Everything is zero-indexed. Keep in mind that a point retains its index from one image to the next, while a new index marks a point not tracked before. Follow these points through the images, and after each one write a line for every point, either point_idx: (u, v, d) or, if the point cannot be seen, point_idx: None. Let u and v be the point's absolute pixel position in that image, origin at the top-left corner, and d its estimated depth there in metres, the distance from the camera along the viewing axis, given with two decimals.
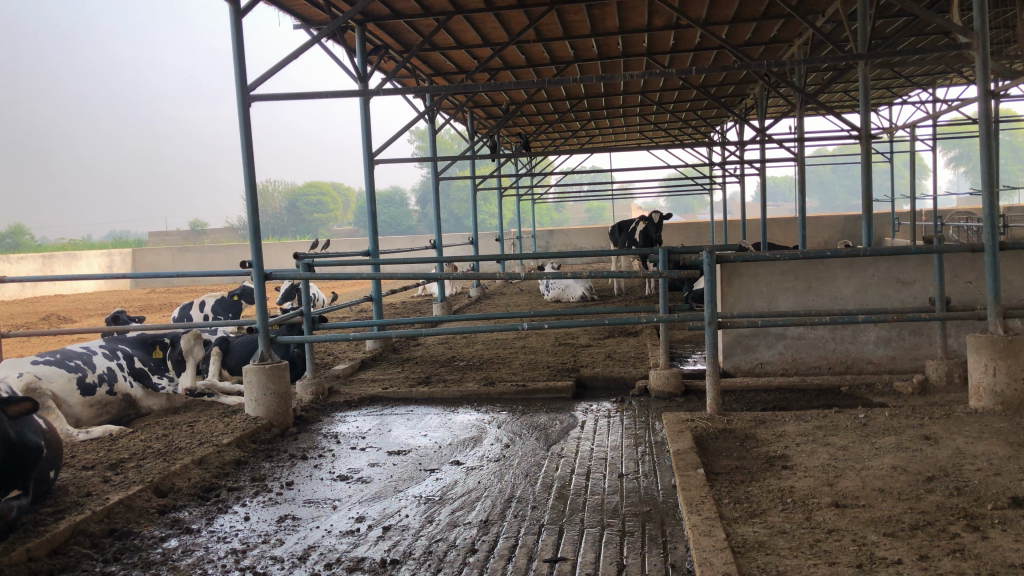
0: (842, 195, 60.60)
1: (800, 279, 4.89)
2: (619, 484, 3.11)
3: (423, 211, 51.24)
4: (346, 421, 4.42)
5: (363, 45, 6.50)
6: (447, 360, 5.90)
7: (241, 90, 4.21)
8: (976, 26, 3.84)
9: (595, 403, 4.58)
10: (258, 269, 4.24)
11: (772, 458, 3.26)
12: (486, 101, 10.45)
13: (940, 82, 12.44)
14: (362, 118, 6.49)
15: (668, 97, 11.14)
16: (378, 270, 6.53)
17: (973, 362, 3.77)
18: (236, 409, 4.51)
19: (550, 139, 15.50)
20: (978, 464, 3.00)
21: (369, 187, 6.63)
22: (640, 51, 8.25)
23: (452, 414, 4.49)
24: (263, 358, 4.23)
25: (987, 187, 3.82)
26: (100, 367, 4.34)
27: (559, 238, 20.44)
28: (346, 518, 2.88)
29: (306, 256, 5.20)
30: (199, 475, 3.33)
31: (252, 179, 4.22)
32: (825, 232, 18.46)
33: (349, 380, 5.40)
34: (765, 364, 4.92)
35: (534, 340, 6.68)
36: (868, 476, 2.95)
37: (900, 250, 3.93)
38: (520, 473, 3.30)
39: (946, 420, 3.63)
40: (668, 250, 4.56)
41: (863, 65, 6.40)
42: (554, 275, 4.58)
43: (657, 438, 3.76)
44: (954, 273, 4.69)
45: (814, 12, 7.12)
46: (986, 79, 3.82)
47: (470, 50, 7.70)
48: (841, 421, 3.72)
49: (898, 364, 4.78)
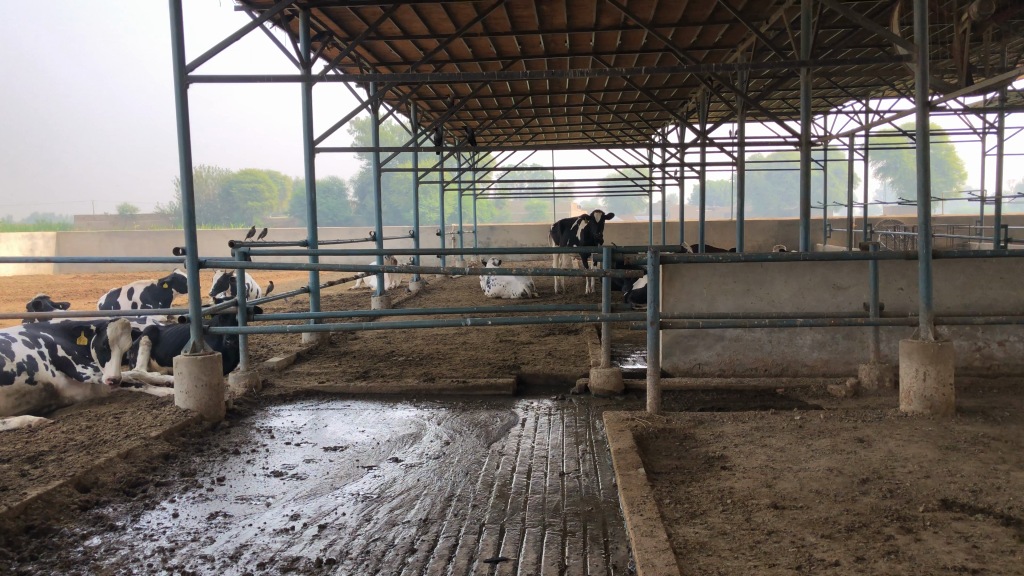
0: (776, 201, 62.05)
1: (739, 281, 4.96)
2: (560, 483, 3.09)
3: (361, 203, 50.63)
4: (280, 415, 4.30)
5: (307, 30, 6.35)
6: (386, 355, 5.80)
7: (179, 71, 4.05)
8: (916, 39, 3.92)
9: (536, 401, 4.56)
10: (192, 256, 4.09)
11: (712, 458, 3.27)
12: (431, 93, 10.34)
13: (874, 93, 12.80)
14: (304, 105, 6.34)
15: (612, 97, 11.21)
16: (316, 261, 6.39)
17: (904, 367, 3.86)
18: (165, 400, 4.35)
19: (493, 134, 15.45)
20: (910, 467, 3.07)
21: (310, 176, 6.49)
22: (587, 50, 8.27)
23: (390, 410, 4.41)
24: (195, 349, 4.08)
25: (922, 196, 3.91)
26: (19, 354, 4.16)
27: (500, 234, 20.43)
28: (280, 516, 2.79)
29: (242, 245, 5.04)
30: (125, 469, 3.19)
31: (188, 163, 4.07)
32: (760, 236, 18.85)
33: (284, 373, 5.26)
34: (703, 364, 4.98)
35: (474, 336, 6.64)
36: (805, 478, 2.99)
37: (838, 255, 4.00)
38: (460, 472, 3.25)
39: (879, 423, 3.71)
40: (612, 249, 4.56)
41: (804, 73, 6.52)
42: (497, 271, 4.49)
43: (598, 437, 3.75)
44: (886, 280, 4.80)
45: (758, 19, 7.23)
46: (924, 91, 3.91)
47: (416, 41, 7.60)
48: (777, 423, 3.77)
49: (832, 368, 4.88)
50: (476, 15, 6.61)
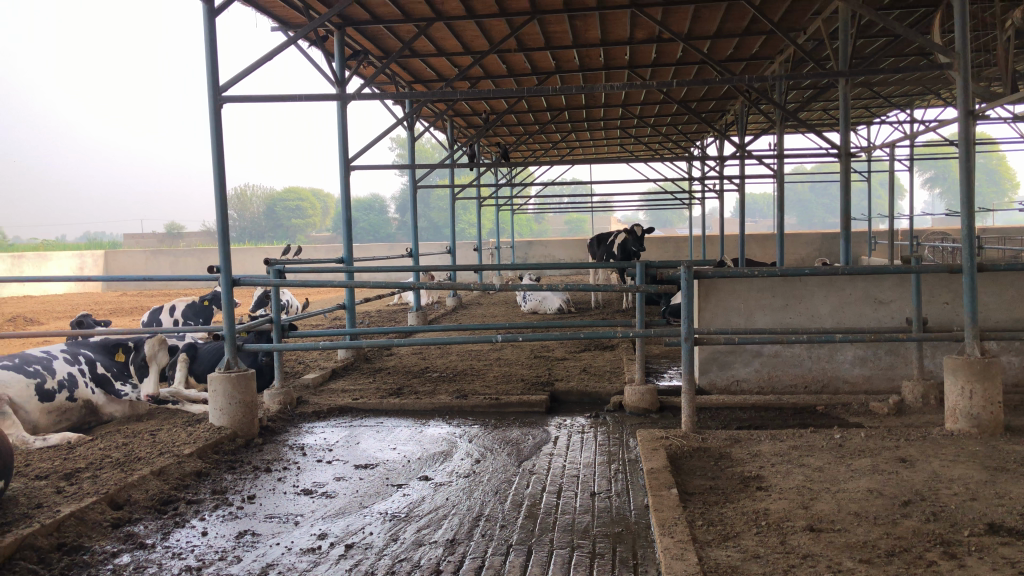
0: (820, 213, 61.15)
1: (777, 296, 4.86)
2: (591, 503, 3.03)
3: (402, 219, 51.10)
4: (314, 432, 4.31)
5: (341, 49, 6.42)
6: (420, 372, 5.80)
7: (214, 91, 4.11)
8: (957, 47, 3.82)
9: (569, 418, 4.50)
10: (227, 274, 4.12)
11: (747, 479, 3.19)
12: (467, 110, 10.39)
13: (919, 103, 12.54)
14: (339, 123, 6.40)
15: (649, 111, 11.14)
16: (351, 278, 6.42)
17: (949, 384, 3.74)
18: (200, 418, 4.38)
19: (530, 150, 15.48)
20: (955, 489, 2.96)
21: (345, 193, 6.53)
22: (622, 65, 8.24)
23: (423, 426, 4.40)
24: (229, 366, 4.11)
25: (966, 207, 3.79)
26: (61, 372, 4.20)
27: (538, 249, 20.42)
28: (308, 535, 2.78)
29: (277, 263, 5.07)
30: (158, 487, 3.21)
31: (222, 183, 4.12)
32: (802, 249, 18.56)
33: (319, 389, 5.28)
34: (740, 381, 4.88)
35: (509, 352, 6.62)
36: (843, 500, 2.89)
37: (878, 270, 3.90)
38: (489, 491, 3.22)
39: (922, 443, 3.59)
40: (645, 264, 4.50)
41: (843, 83, 6.41)
42: (529, 286, 4.43)
43: (630, 456, 3.69)
44: (930, 294, 4.67)
45: (795, 30, 7.13)
46: (966, 99, 3.80)
47: (451, 58, 7.64)
48: (816, 441, 3.67)
49: (874, 384, 4.75)
50: (509, 31, 6.61)
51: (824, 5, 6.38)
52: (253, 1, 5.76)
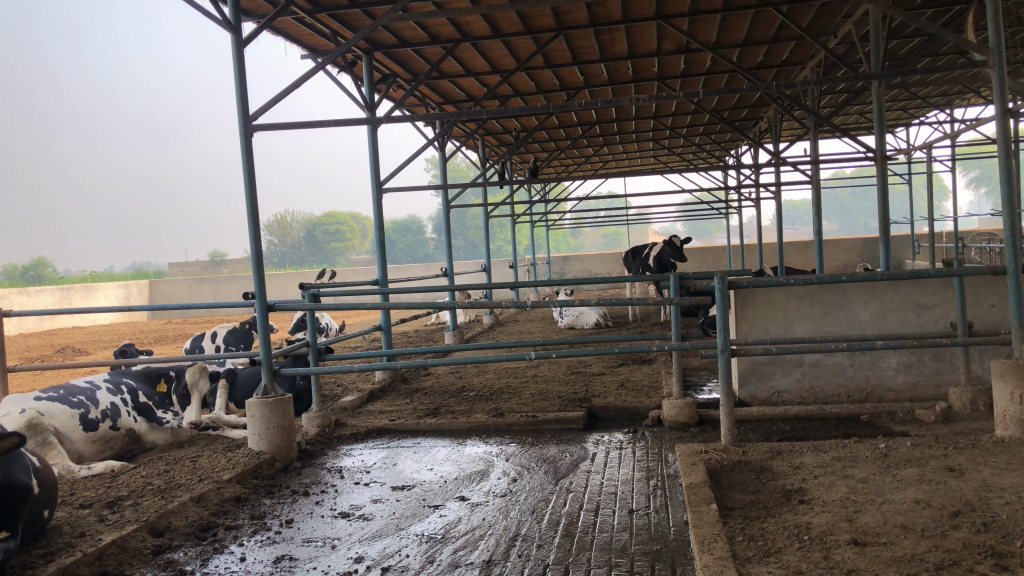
0: (862, 218, 60.19)
1: (816, 304, 4.77)
2: (628, 521, 2.99)
3: (439, 239, 51.43)
4: (352, 455, 4.33)
5: (370, 73, 6.49)
6: (457, 391, 5.79)
7: (244, 121, 4.18)
8: (991, 44, 3.73)
9: (607, 434, 4.46)
10: (262, 300, 4.16)
11: (789, 492, 3.13)
12: (497, 128, 10.44)
13: (958, 102, 12.30)
14: (370, 147, 6.46)
15: (681, 122, 11.08)
16: (386, 299, 6.45)
17: (997, 389, 3.63)
18: (240, 443, 4.43)
19: (563, 166, 15.49)
20: (1006, 498, 2.86)
21: (378, 215, 6.58)
22: (652, 77, 8.21)
23: (460, 446, 4.39)
24: (266, 392, 4.14)
25: (1007, 207, 3.69)
26: (103, 402, 4.28)
27: (574, 264, 20.36)
28: (345, 558, 2.78)
29: (312, 287, 5.11)
30: (198, 513, 3.24)
31: (255, 210, 4.18)
32: (844, 255, 18.25)
33: (357, 412, 5.30)
34: (781, 392, 4.79)
35: (546, 369, 6.59)
36: (889, 512, 2.81)
37: (918, 274, 3.80)
38: (526, 510, 3.19)
39: (972, 450, 3.49)
40: (679, 276, 4.44)
41: (876, 86, 6.30)
42: (563, 302, 4.37)
43: (669, 471, 3.63)
44: (975, 297, 4.55)
45: (825, 34, 7.04)
46: (1003, 97, 3.71)
47: (479, 77, 7.69)
48: (861, 451, 3.59)
49: (920, 391, 4.63)
50: (535, 48, 6.63)
51: (854, 7, 6.29)
52: (282, 30, 5.86)
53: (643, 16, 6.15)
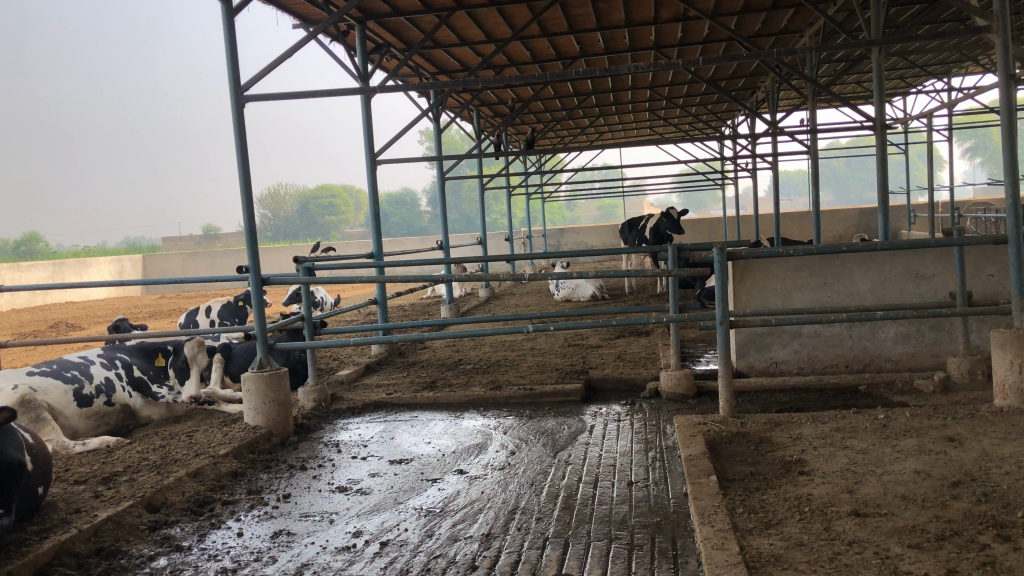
0: (857, 188, 60.12)
1: (815, 275, 4.74)
2: (628, 493, 2.97)
3: (434, 212, 51.24)
4: (348, 429, 4.30)
5: (363, 43, 6.39)
6: (454, 364, 5.77)
7: (235, 91, 4.10)
8: (995, 9, 3.66)
9: (604, 406, 4.44)
10: (256, 274, 4.11)
11: (788, 463, 3.11)
12: (492, 99, 10.33)
13: (955, 71, 12.22)
14: (363, 118, 6.38)
15: (677, 92, 10.98)
16: (381, 272, 6.39)
17: (997, 358, 3.61)
18: (236, 418, 4.40)
19: (558, 137, 15.38)
20: (1006, 467, 2.85)
21: (373, 187, 6.52)
22: (648, 45, 8.11)
23: (458, 419, 4.37)
24: (262, 366, 4.11)
25: (1009, 175, 3.65)
26: (97, 377, 4.25)
27: (570, 236, 20.31)
28: (343, 533, 2.76)
29: (306, 260, 5.05)
30: (194, 488, 3.22)
31: (248, 182, 4.11)
32: (840, 226, 18.23)
33: (353, 385, 5.28)
34: (779, 363, 4.78)
35: (542, 342, 6.57)
36: (890, 482, 2.80)
37: (919, 243, 3.76)
38: (525, 483, 3.18)
39: (970, 420, 3.47)
40: (678, 248, 4.39)
41: (876, 54, 6.23)
42: (560, 275, 4.31)
43: (667, 443, 3.62)
44: (975, 266, 4.52)
45: (825, 2, 6.95)
46: (1007, 63, 3.65)
47: (473, 47, 7.59)
48: (860, 422, 3.57)
49: (919, 361, 4.62)
50: (531, 17, 6.53)
51: None
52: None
53: None
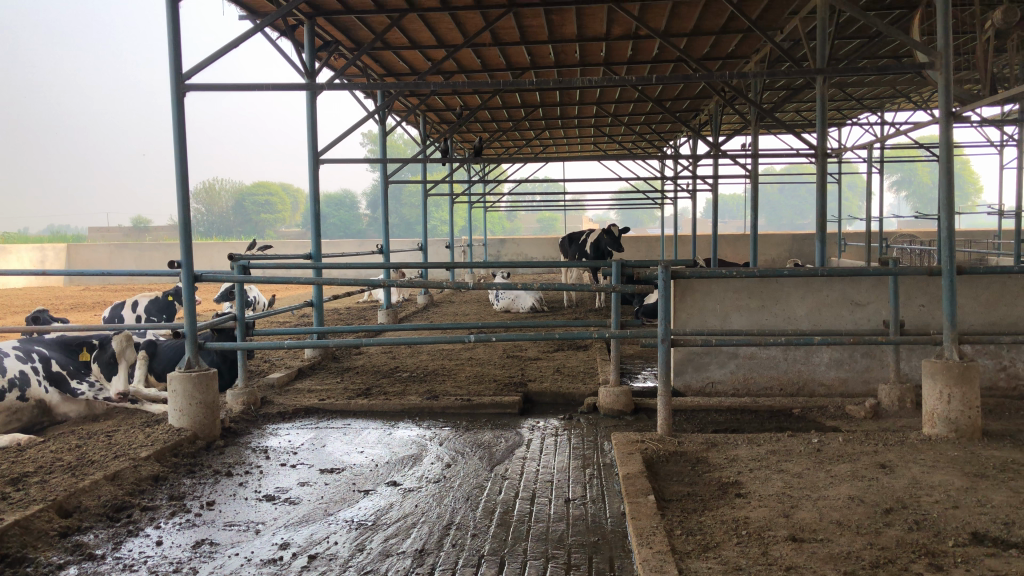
0: (789, 215, 61.73)
1: (753, 297, 4.79)
2: (564, 511, 2.93)
3: (373, 216, 50.76)
4: (278, 435, 4.16)
5: (312, 40, 6.26)
6: (389, 372, 5.66)
7: (176, 79, 3.94)
8: (939, 46, 3.74)
9: (542, 420, 4.40)
10: (188, 269, 3.95)
11: (725, 485, 3.11)
12: (439, 104, 10.26)
13: (889, 106, 12.62)
14: (308, 116, 6.24)
15: (623, 109, 11.08)
16: (319, 274, 6.24)
17: (927, 388, 3.69)
18: (159, 419, 4.21)
19: (503, 147, 15.38)
20: (936, 496, 2.89)
21: (314, 187, 6.37)
22: (598, 61, 8.15)
23: (392, 429, 4.27)
24: (190, 365, 3.94)
25: (947, 210, 3.73)
26: (12, 369, 4.04)
27: (510, 247, 20.32)
28: (269, 544, 2.65)
29: (241, 258, 4.88)
30: (111, 492, 3.06)
31: (184, 174, 3.95)
32: (774, 250, 18.65)
33: (284, 389, 5.13)
34: (716, 383, 4.81)
35: (480, 352, 6.50)
36: (824, 507, 2.82)
37: (858, 271, 3.82)
38: (460, 497, 3.10)
39: (901, 448, 3.53)
40: (622, 263, 4.36)
41: (820, 82, 6.36)
42: (503, 286, 4.22)
43: (605, 460, 3.59)
44: (908, 296, 4.63)
45: (772, 29, 7.09)
46: (948, 100, 3.74)
47: (423, 51, 7.51)
48: (794, 445, 3.60)
49: (850, 387, 4.70)
50: (484, 24, 6.49)
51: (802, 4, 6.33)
52: None
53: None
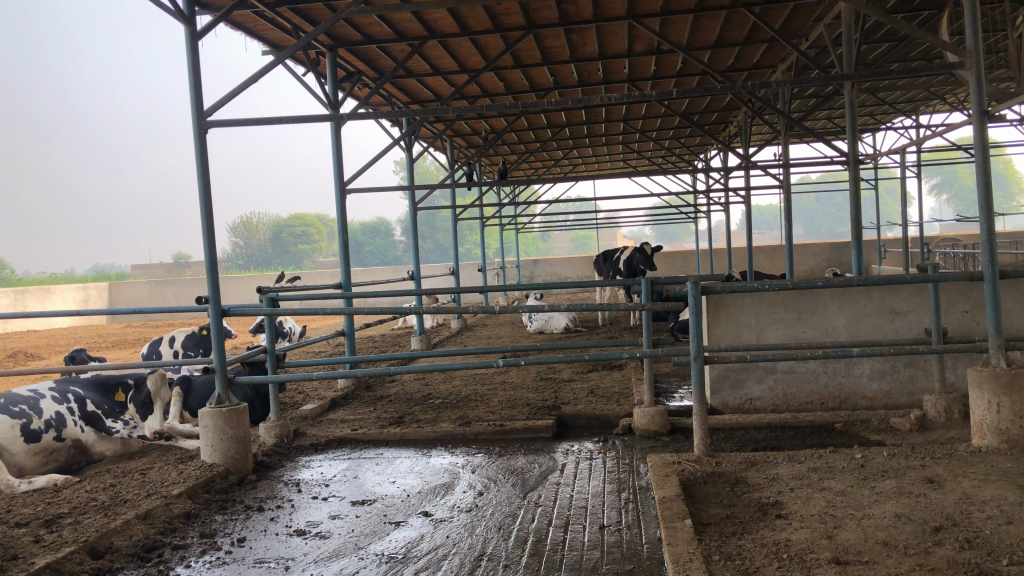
0: (827, 223, 60.92)
1: (788, 310, 4.68)
2: (599, 538, 2.85)
3: (407, 242, 51.11)
4: (311, 467, 4.14)
5: (334, 71, 6.31)
6: (422, 399, 5.62)
7: (198, 116, 3.98)
8: (968, 45, 3.63)
9: (576, 444, 4.32)
10: (216, 304, 3.96)
11: (765, 506, 3.01)
12: (465, 129, 10.29)
13: (923, 109, 12.39)
14: (334, 146, 6.29)
15: (650, 125, 11.02)
16: (349, 303, 6.24)
17: (974, 398, 3.55)
18: (193, 455, 4.22)
19: (532, 168, 15.40)
20: (988, 512, 2.76)
21: (342, 216, 6.40)
22: (621, 78, 8.11)
23: (425, 457, 4.22)
24: (220, 401, 3.94)
25: (986, 212, 3.60)
26: (48, 412, 4.06)
27: (544, 267, 20.27)
28: None
29: (271, 291, 4.89)
30: (143, 532, 3.05)
31: (208, 209, 3.98)
32: (811, 260, 18.36)
33: (318, 421, 5.12)
34: (754, 400, 4.69)
35: (514, 375, 6.45)
36: (870, 527, 2.70)
37: (895, 279, 3.69)
38: (492, 527, 3.04)
39: (949, 461, 3.40)
40: (651, 281, 4.27)
41: (849, 89, 6.23)
42: (532, 307, 4.09)
43: (641, 484, 3.50)
44: (950, 302, 4.49)
45: (797, 37, 7.00)
46: (980, 100, 3.63)
47: (446, 76, 7.54)
48: (837, 462, 3.48)
49: (893, 399, 4.56)
50: (504, 47, 6.49)
51: (826, 10, 6.24)
52: (241, 24, 5.69)
53: (614, 16, 6.04)
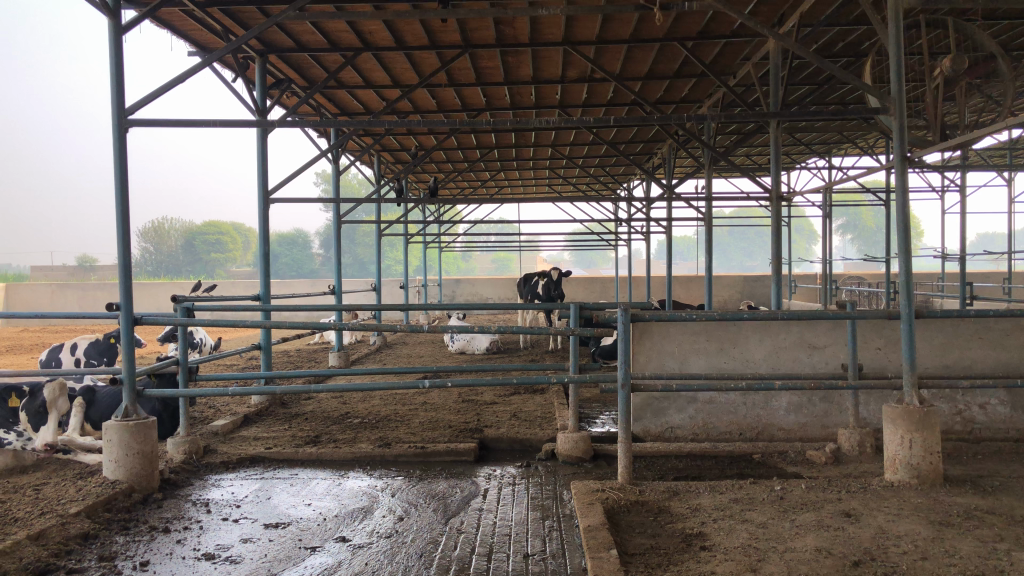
0: (739, 256, 62.77)
1: (711, 340, 4.74)
2: (523, 568, 2.79)
3: (325, 255, 50.31)
4: (220, 486, 3.94)
5: (263, 76, 6.13)
6: (340, 418, 5.46)
7: (119, 114, 3.79)
8: (892, 92, 3.76)
9: (498, 468, 4.26)
10: (127, 312, 3.75)
11: (689, 536, 3.01)
12: (393, 144, 10.18)
13: (836, 151, 12.90)
14: (259, 153, 6.10)
15: (577, 151, 11.14)
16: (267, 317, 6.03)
17: (888, 433, 3.64)
18: (93, 471, 3.97)
19: (458, 188, 15.38)
20: (903, 546, 2.82)
21: (264, 225, 6.21)
22: (553, 103, 8.16)
23: (341, 479, 4.08)
24: (127, 414, 3.73)
25: (905, 253, 3.71)
26: None
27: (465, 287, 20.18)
28: None
29: (185, 299, 4.68)
30: (35, 553, 2.83)
31: (124, 211, 3.78)
32: (726, 292, 18.82)
33: (228, 437, 4.91)
34: (675, 428, 4.72)
35: (434, 396, 6.33)
36: (791, 560, 2.72)
37: (817, 314, 3.77)
38: (413, 554, 2.94)
39: (864, 495, 3.47)
40: (580, 306, 4.24)
41: (774, 127, 6.42)
42: (460, 328, 3.98)
43: (566, 511, 3.46)
44: (864, 339, 4.63)
45: (725, 74, 7.18)
46: (902, 145, 3.76)
47: (378, 90, 7.45)
48: (757, 494, 3.51)
49: (809, 432, 4.66)
50: (439, 64, 6.44)
51: (754, 49, 6.42)
52: (167, 23, 5.48)
53: (551, 41, 6.07)
